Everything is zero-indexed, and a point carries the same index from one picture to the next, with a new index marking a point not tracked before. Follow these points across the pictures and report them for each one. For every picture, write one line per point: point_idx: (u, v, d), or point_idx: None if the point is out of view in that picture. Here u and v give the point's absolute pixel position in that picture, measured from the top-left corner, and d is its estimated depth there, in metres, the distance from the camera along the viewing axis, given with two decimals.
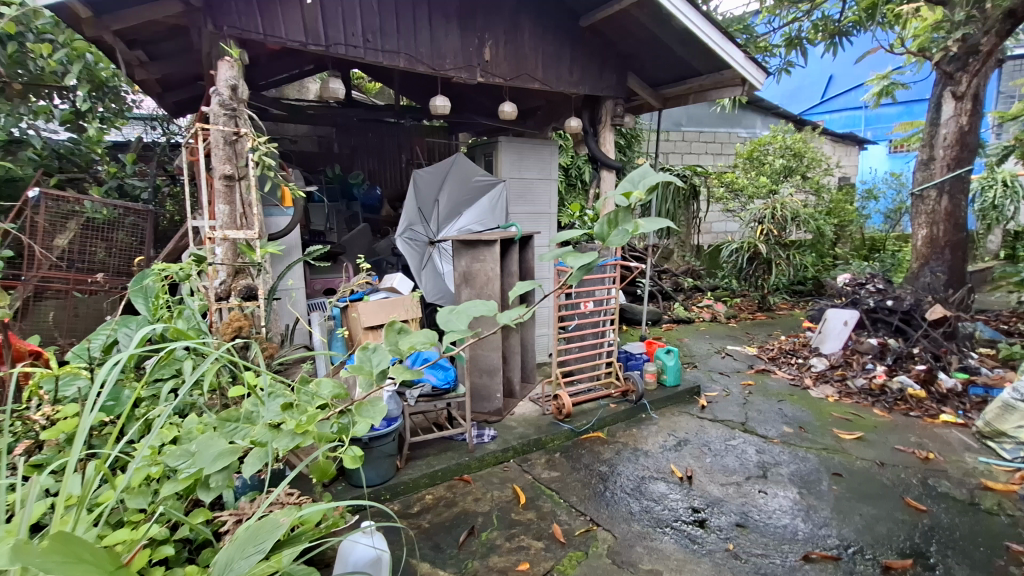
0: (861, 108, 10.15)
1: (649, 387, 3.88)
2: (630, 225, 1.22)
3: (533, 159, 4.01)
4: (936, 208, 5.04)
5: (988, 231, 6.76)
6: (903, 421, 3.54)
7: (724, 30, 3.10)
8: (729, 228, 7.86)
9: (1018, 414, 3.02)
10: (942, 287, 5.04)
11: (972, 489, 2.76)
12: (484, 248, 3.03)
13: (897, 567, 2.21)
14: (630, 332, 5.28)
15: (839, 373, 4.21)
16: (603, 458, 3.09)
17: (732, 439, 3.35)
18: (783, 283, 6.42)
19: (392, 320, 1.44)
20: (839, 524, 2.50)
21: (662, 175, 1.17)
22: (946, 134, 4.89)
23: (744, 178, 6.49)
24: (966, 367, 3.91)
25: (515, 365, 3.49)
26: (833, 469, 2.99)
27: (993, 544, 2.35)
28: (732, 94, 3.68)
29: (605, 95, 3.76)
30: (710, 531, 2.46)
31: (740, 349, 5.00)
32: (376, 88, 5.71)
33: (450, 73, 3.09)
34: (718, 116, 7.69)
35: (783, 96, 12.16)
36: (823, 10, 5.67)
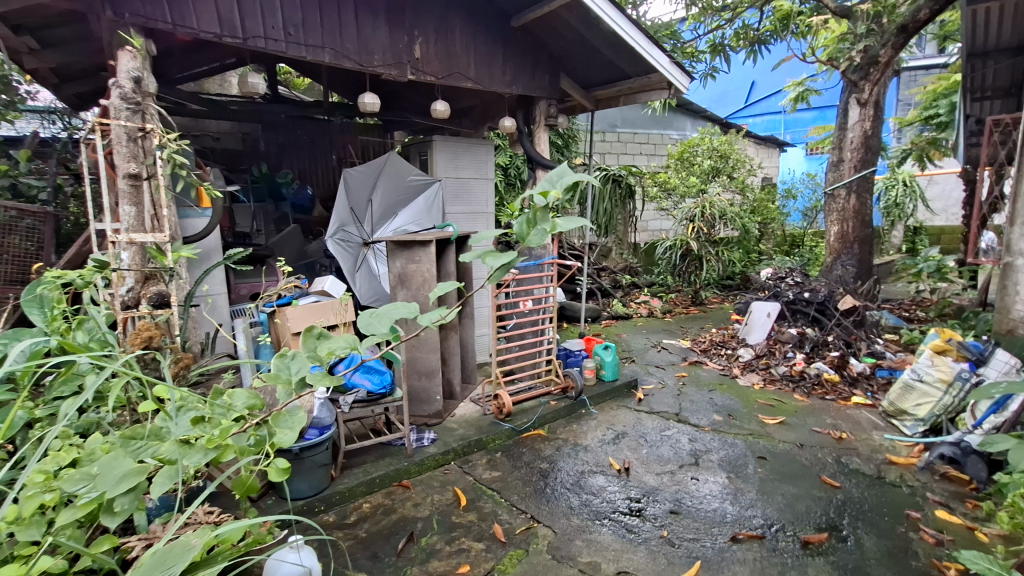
0: (779, 113, 10.85)
1: (588, 383, 3.95)
2: (548, 224, 1.23)
3: (469, 159, 3.98)
4: (845, 206, 5.45)
5: (892, 227, 7.40)
6: (819, 404, 3.80)
7: (649, 34, 3.21)
8: (663, 227, 8.16)
9: (917, 393, 3.32)
10: (852, 278, 5.48)
11: (879, 464, 3.00)
12: (419, 248, 2.98)
13: (815, 541, 2.36)
14: (571, 330, 5.37)
15: (763, 362, 4.45)
16: (544, 455, 3.12)
17: (667, 429, 3.47)
18: (713, 278, 6.74)
19: (310, 326, 1.41)
20: (764, 504, 2.65)
21: (579, 175, 1.20)
22: (853, 137, 5.29)
23: (676, 178, 6.79)
24: (873, 353, 4.30)
25: (454, 366, 3.45)
26: (758, 453, 3.16)
27: (896, 513, 2.56)
28: (659, 96, 3.81)
29: (538, 95, 3.79)
30: (646, 520, 2.54)
31: (674, 342, 5.20)
32: (306, 84, 5.51)
33: (379, 69, 3.01)
34: (650, 118, 7.96)
35: (710, 100, 12.77)
36: (744, 19, 5.99)
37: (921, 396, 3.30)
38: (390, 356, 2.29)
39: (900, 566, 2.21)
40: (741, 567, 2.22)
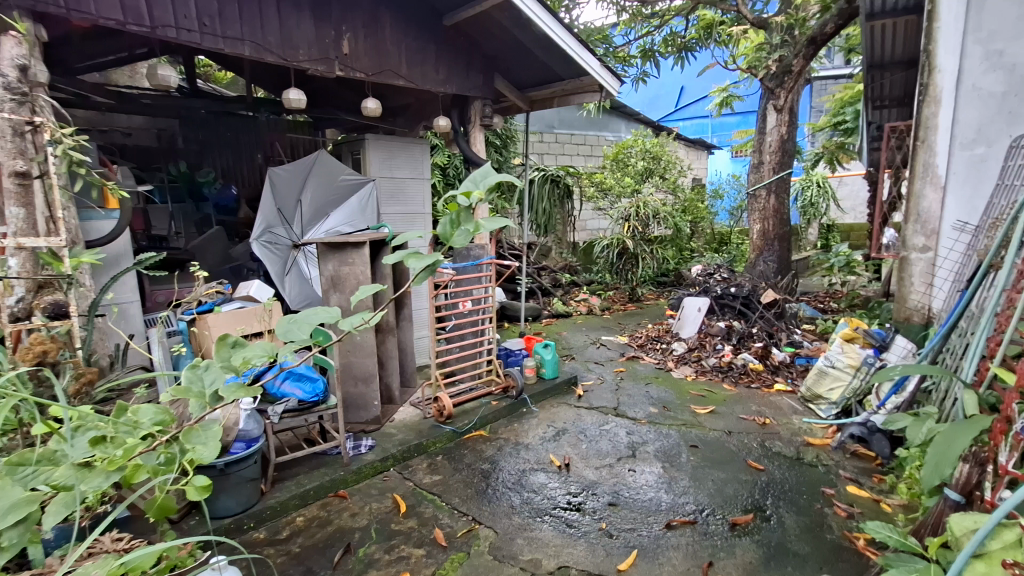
0: (707, 117, 11.43)
1: (529, 382, 3.98)
2: (471, 225, 1.24)
3: (404, 158, 3.91)
4: (766, 205, 5.80)
5: (808, 225, 7.97)
6: (746, 392, 4.03)
7: (580, 38, 3.27)
8: (601, 226, 8.39)
9: (830, 377, 3.57)
10: (773, 274, 5.85)
11: (798, 446, 3.21)
12: (352, 250, 2.90)
13: (741, 523, 2.50)
14: (511, 329, 5.40)
15: (695, 354, 4.66)
16: (485, 456, 3.12)
17: (606, 423, 3.56)
18: (649, 275, 6.97)
19: (224, 335, 1.37)
20: (695, 490, 2.77)
21: (502, 176, 1.19)
22: (771, 141, 5.64)
23: (612, 179, 6.99)
24: (793, 343, 4.61)
25: (392, 370, 3.37)
26: (690, 442, 3.30)
27: (813, 491, 2.75)
28: (592, 99, 3.90)
29: (473, 95, 3.78)
30: (585, 514, 2.59)
31: (612, 338, 5.34)
32: (228, 78, 5.22)
33: (305, 64, 2.89)
34: (585, 120, 8.15)
35: (643, 103, 13.23)
36: (671, 26, 6.26)
37: (835, 381, 3.56)
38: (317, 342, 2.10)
39: (816, 539, 2.37)
40: (675, 553, 2.30)
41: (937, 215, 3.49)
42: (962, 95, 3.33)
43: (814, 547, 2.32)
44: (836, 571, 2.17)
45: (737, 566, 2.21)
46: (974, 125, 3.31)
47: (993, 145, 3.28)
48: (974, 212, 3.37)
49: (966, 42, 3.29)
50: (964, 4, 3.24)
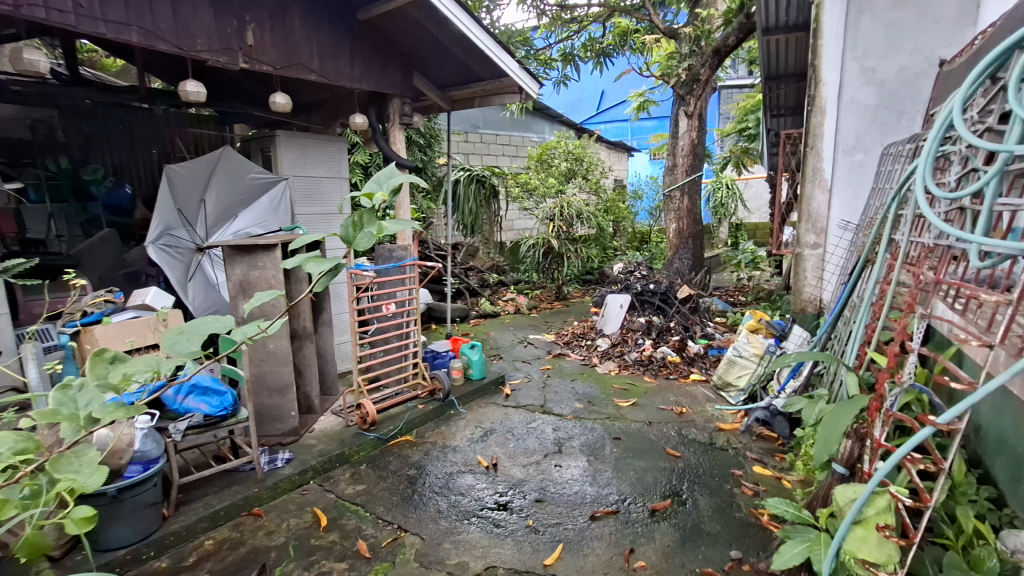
0: (626, 121, 11.91)
1: (456, 384, 3.95)
2: (374, 226, 1.36)
3: (319, 157, 3.77)
4: (680, 206, 6.13)
5: (720, 225, 8.51)
6: (665, 383, 4.24)
7: (498, 39, 3.30)
8: (528, 226, 8.50)
9: (738, 366, 3.84)
10: (688, 270, 6.19)
11: (711, 432, 3.42)
12: (262, 254, 2.74)
13: (660, 508, 2.62)
14: (438, 331, 5.34)
15: (618, 350, 4.83)
16: (411, 461, 3.06)
17: (533, 421, 3.61)
18: (574, 273, 7.14)
19: (100, 351, 1.35)
20: (618, 481, 2.87)
21: (401, 180, 1.42)
22: (683, 145, 5.97)
23: (536, 179, 7.11)
24: (706, 335, 4.91)
25: (310, 377, 3.25)
26: (614, 434, 3.42)
27: (724, 473, 2.94)
28: (511, 100, 3.95)
29: (391, 93, 3.69)
30: (512, 512, 2.61)
31: (539, 337, 5.42)
32: (119, 66, 4.77)
33: (204, 55, 2.69)
34: (509, 121, 8.23)
35: (566, 106, 13.56)
36: (590, 32, 6.47)
37: (742, 369, 3.83)
38: (220, 336, 2.24)
39: (726, 518, 2.54)
40: (598, 543, 2.37)
41: (824, 215, 3.84)
42: (843, 107, 3.67)
43: (724, 526, 2.48)
44: (744, 546, 2.33)
45: (657, 551, 2.31)
46: (853, 134, 3.68)
47: (869, 152, 3.67)
48: (855, 211, 3.77)
49: (845, 58, 3.62)
50: (843, 24, 3.57)
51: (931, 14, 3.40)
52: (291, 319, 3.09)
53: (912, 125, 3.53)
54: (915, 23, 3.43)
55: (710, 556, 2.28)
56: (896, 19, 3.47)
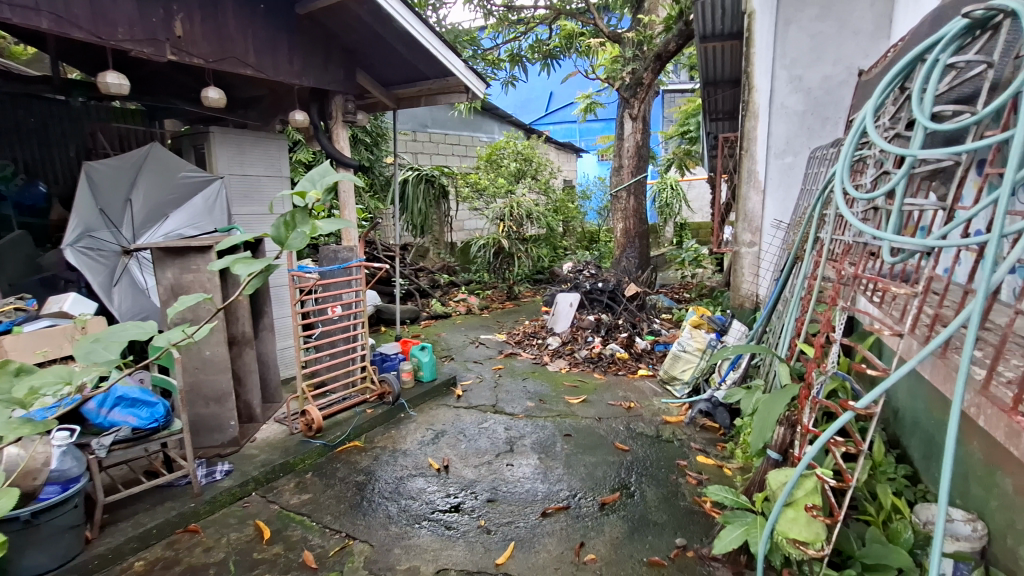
0: (574, 122, 12.10)
1: (406, 386, 3.89)
2: (306, 227, 1.62)
3: (257, 154, 3.69)
4: (627, 206, 6.29)
5: (665, 224, 8.79)
6: (613, 379, 4.34)
7: (442, 37, 3.31)
8: (478, 226, 8.49)
9: (683, 361, 4.00)
10: (634, 268, 6.37)
11: (658, 425, 3.53)
12: (195, 256, 2.61)
13: (609, 501, 2.68)
14: (387, 334, 5.24)
15: (568, 348, 4.90)
16: (360, 468, 2.98)
17: (484, 421, 3.60)
18: (525, 273, 7.18)
19: (5, 364, 1.44)
20: (569, 477, 2.91)
21: (332, 180, 1.69)
22: (628, 146, 6.12)
23: (486, 179, 7.10)
24: (653, 331, 5.06)
25: (251, 385, 3.12)
26: (564, 431, 3.47)
27: (670, 463, 3.04)
28: (457, 99, 3.98)
29: (333, 90, 3.59)
30: (464, 513, 2.60)
31: (491, 337, 5.42)
32: (31, 55, 4.41)
33: (126, 45, 2.52)
34: (458, 121, 8.20)
35: (515, 106, 13.62)
36: (537, 34, 6.54)
37: (686, 363, 3.99)
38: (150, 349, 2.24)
39: (672, 507, 2.63)
40: (550, 539, 2.40)
41: (759, 215, 4.04)
42: (774, 112, 3.89)
43: (670, 515, 2.56)
44: (689, 534, 2.42)
45: (606, 543, 2.37)
46: (783, 138, 3.89)
47: (798, 155, 3.89)
48: (786, 212, 3.99)
49: (775, 66, 3.82)
50: (772, 34, 3.78)
51: (850, 26, 3.64)
52: (228, 324, 2.95)
53: (835, 131, 3.77)
54: (837, 35, 3.67)
55: (657, 545, 2.35)
56: (820, 31, 3.70)
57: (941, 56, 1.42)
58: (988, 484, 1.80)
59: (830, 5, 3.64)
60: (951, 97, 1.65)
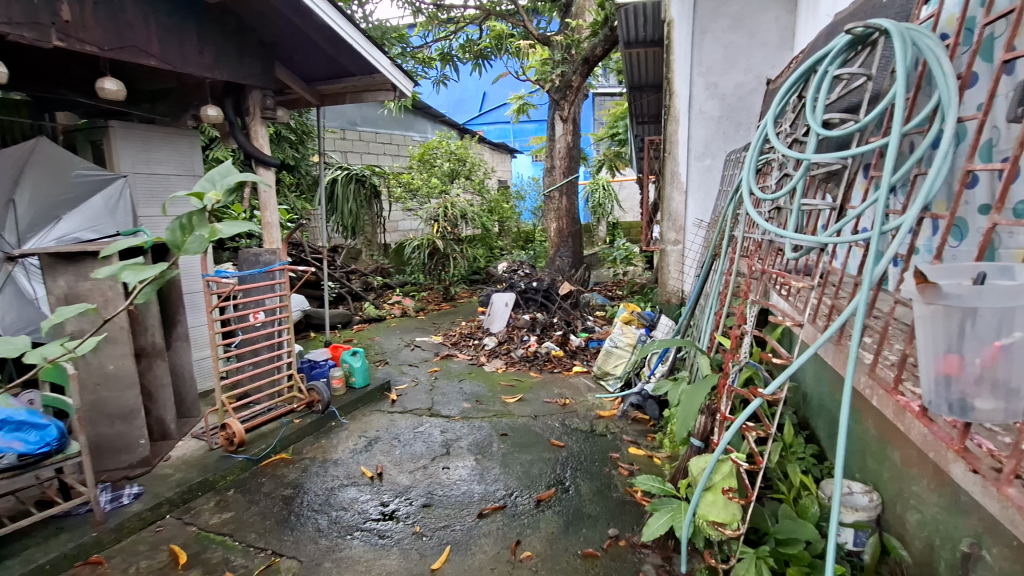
0: (508, 123, 12.20)
1: (337, 394, 3.76)
2: (204, 230, 1.88)
3: (166, 151, 3.50)
4: (560, 205, 6.40)
5: (598, 223, 9.02)
6: (549, 376, 4.41)
7: (366, 34, 3.34)
8: (413, 228, 8.37)
9: (615, 356, 4.13)
10: (568, 267, 6.50)
11: (592, 420, 3.62)
12: (93, 262, 2.39)
13: (545, 498, 2.72)
14: (317, 340, 5.04)
15: (504, 347, 4.93)
16: (287, 481, 2.85)
17: (420, 425, 3.55)
18: (461, 273, 7.14)
19: None
20: (505, 476, 2.93)
21: (227, 183, 1.95)
22: (560, 148, 6.24)
23: (419, 179, 7.00)
24: (587, 328, 5.20)
25: (163, 399, 2.90)
26: (501, 430, 3.48)
27: (603, 456, 3.13)
28: (384, 97, 4.06)
29: (250, 84, 3.39)
30: (398, 520, 2.54)
31: (426, 339, 5.35)
32: None
33: (3, 29, 2.20)
34: (389, 119, 8.03)
35: (448, 105, 13.52)
36: (468, 33, 6.53)
37: (618, 358, 4.12)
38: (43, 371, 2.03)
39: (605, 499, 2.70)
40: (486, 540, 2.40)
41: (682, 214, 4.25)
42: (693, 117, 4.09)
43: (603, 507, 2.64)
44: (621, 524, 2.49)
45: (542, 539, 2.39)
46: (702, 141, 4.11)
47: (716, 158, 4.12)
48: (706, 211, 4.22)
49: (693, 74, 4.02)
50: (690, 43, 3.97)
51: (758, 38, 3.89)
52: (135, 335, 2.74)
53: (748, 135, 4.03)
54: (747, 46, 3.92)
55: (591, 537, 2.40)
56: (732, 41, 3.93)
57: (830, 68, 1.56)
58: (881, 457, 1.99)
59: (740, 17, 3.88)
60: (839, 106, 1.80)
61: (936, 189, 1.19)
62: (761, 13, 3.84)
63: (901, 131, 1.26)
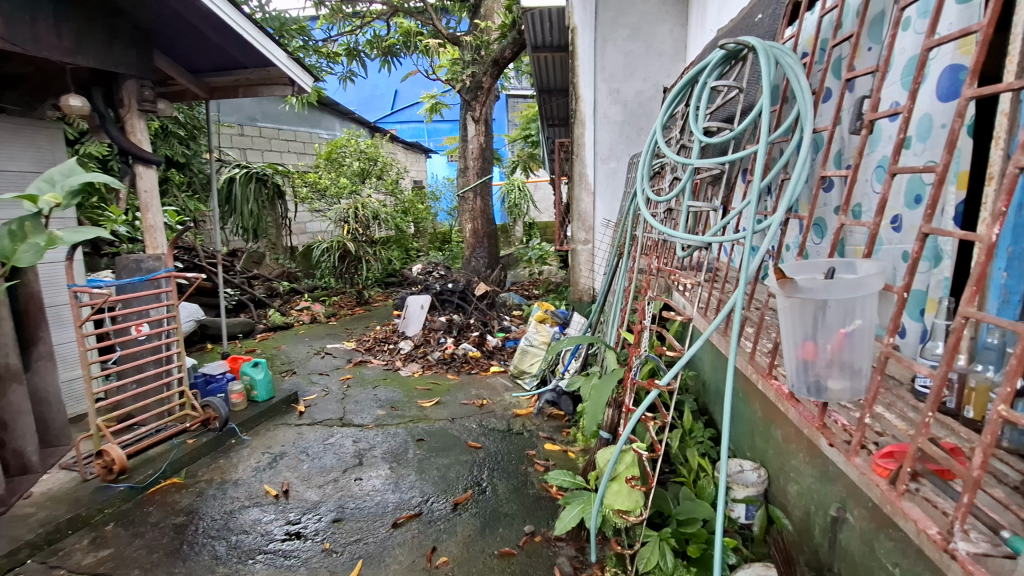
0: (422, 121, 12.03)
1: (237, 409, 3.51)
2: (41, 239, 2.15)
3: (20, 146, 3.14)
4: (474, 206, 6.38)
5: (514, 224, 9.12)
6: (466, 378, 4.39)
7: (258, 25, 3.18)
8: (322, 229, 8.00)
9: (531, 355, 4.20)
10: (484, 268, 6.52)
11: (509, 419, 3.65)
12: None
13: (461, 501, 2.70)
14: (215, 352, 4.68)
15: (421, 350, 4.84)
16: (179, 508, 2.60)
17: (330, 437, 3.39)
18: (375, 276, 6.92)
19: None
20: (420, 482, 2.87)
21: (72, 184, 2.22)
22: (472, 148, 6.24)
23: (326, 178, 6.69)
24: (503, 328, 5.25)
25: (23, 429, 2.54)
26: (417, 436, 3.41)
27: (520, 454, 3.17)
28: (281, 91, 3.91)
29: (123, 73, 3.05)
30: (306, 539, 2.41)
31: (338, 345, 5.12)
32: None
33: None
34: (293, 115, 7.61)
35: (358, 101, 13.07)
36: (375, 29, 6.36)
37: (534, 356, 4.19)
38: None
39: (521, 496, 2.74)
40: (400, 549, 2.34)
41: (591, 214, 4.40)
42: (598, 121, 4.26)
43: (519, 504, 2.67)
44: (536, 520, 2.54)
45: (457, 543, 2.37)
46: (607, 145, 4.28)
47: (620, 160, 4.31)
48: (613, 211, 4.41)
49: (597, 80, 4.19)
50: (592, 50, 4.13)
51: (655, 48, 4.12)
52: None
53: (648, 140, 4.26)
54: (645, 55, 4.14)
55: (507, 536, 2.42)
56: (631, 50, 4.13)
57: (708, 80, 1.71)
58: (766, 436, 2.17)
59: (638, 28, 4.09)
60: (717, 116, 1.96)
61: (798, 192, 1.32)
62: (656, 24, 4.07)
63: (767, 140, 1.38)
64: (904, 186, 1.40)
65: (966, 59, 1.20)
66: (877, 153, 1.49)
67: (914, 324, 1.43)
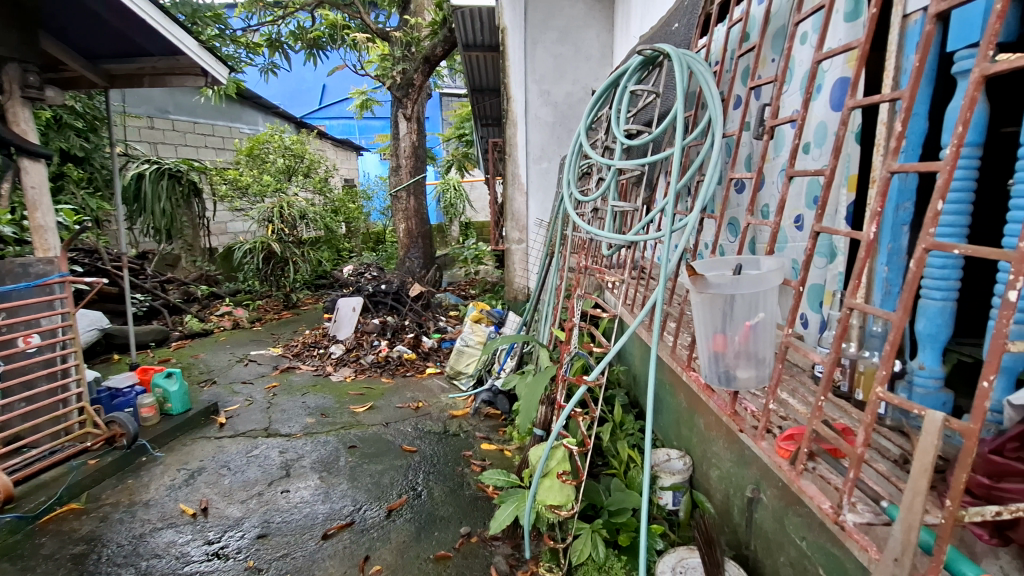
0: (352, 118, 11.66)
1: (148, 424, 3.25)
2: None
3: None
4: (408, 206, 6.26)
5: (450, 223, 9.04)
6: (401, 381, 4.30)
7: (165, 10, 2.95)
8: (245, 229, 7.57)
9: (467, 355, 4.18)
10: (418, 268, 6.42)
11: (444, 420, 3.61)
12: None
13: (396, 506, 2.64)
14: (122, 363, 4.30)
15: (353, 354, 4.69)
16: (78, 536, 2.37)
17: (254, 449, 3.21)
18: (304, 279, 6.63)
19: None
20: (352, 491, 2.77)
21: None
22: (405, 146, 6.12)
23: (248, 175, 6.33)
24: (439, 329, 5.19)
25: None
26: (349, 443, 3.30)
27: (456, 456, 3.14)
28: (194, 82, 3.63)
29: (3, 56, 2.72)
30: (228, 558, 2.27)
31: (263, 352, 4.86)
32: None
33: None
34: (211, 108, 7.15)
35: (282, 96, 12.46)
36: (298, 20, 6.10)
37: (469, 356, 4.18)
38: None
39: (457, 498, 2.72)
40: (331, 561, 2.25)
41: (524, 214, 4.44)
42: (530, 122, 4.31)
43: (455, 506, 2.64)
44: (472, 520, 2.52)
45: (391, 550, 2.32)
46: (539, 145, 4.34)
47: (551, 161, 4.38)
48: (546, 211, 4.48)
49: (528, 81, 4.24)
50: (522, 51, 4.17)
51: (583, 52, 4.23)
52: None
53: None
54: (573, 58, 4.24)
55: (443, 539, 2.39)
56: (560, 52, 4.22)
57: (627, 84, 1.77)
58: (690, 425, 2.28)
59: (566, 31, 4.18)
60: (638, 119, 2.03)
61: (711, 193, 1.39)
62: (583, 29, 4.18)
63: (682, 143, 1.45)
64: (804, 188, 1.51)
65: (850, 72, 1.31)
66: (780, 158, 1.61)
67: (814, 315, 1.55)
